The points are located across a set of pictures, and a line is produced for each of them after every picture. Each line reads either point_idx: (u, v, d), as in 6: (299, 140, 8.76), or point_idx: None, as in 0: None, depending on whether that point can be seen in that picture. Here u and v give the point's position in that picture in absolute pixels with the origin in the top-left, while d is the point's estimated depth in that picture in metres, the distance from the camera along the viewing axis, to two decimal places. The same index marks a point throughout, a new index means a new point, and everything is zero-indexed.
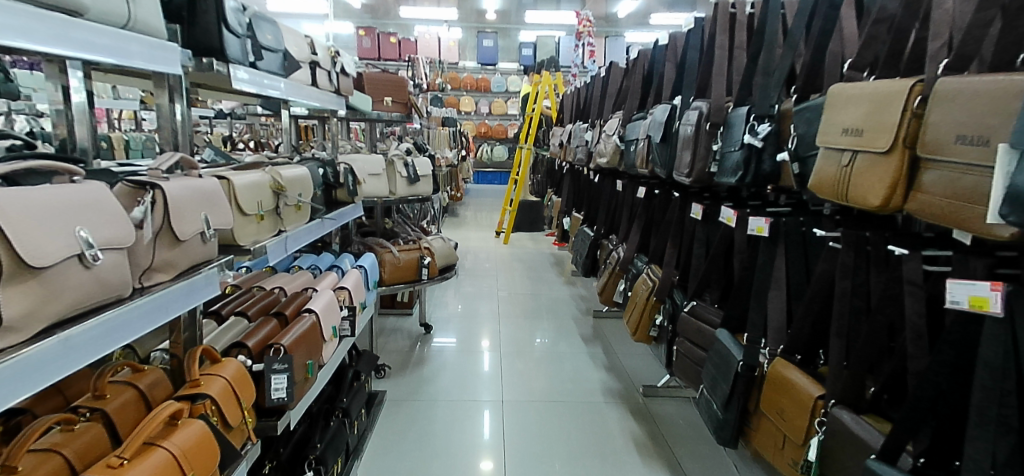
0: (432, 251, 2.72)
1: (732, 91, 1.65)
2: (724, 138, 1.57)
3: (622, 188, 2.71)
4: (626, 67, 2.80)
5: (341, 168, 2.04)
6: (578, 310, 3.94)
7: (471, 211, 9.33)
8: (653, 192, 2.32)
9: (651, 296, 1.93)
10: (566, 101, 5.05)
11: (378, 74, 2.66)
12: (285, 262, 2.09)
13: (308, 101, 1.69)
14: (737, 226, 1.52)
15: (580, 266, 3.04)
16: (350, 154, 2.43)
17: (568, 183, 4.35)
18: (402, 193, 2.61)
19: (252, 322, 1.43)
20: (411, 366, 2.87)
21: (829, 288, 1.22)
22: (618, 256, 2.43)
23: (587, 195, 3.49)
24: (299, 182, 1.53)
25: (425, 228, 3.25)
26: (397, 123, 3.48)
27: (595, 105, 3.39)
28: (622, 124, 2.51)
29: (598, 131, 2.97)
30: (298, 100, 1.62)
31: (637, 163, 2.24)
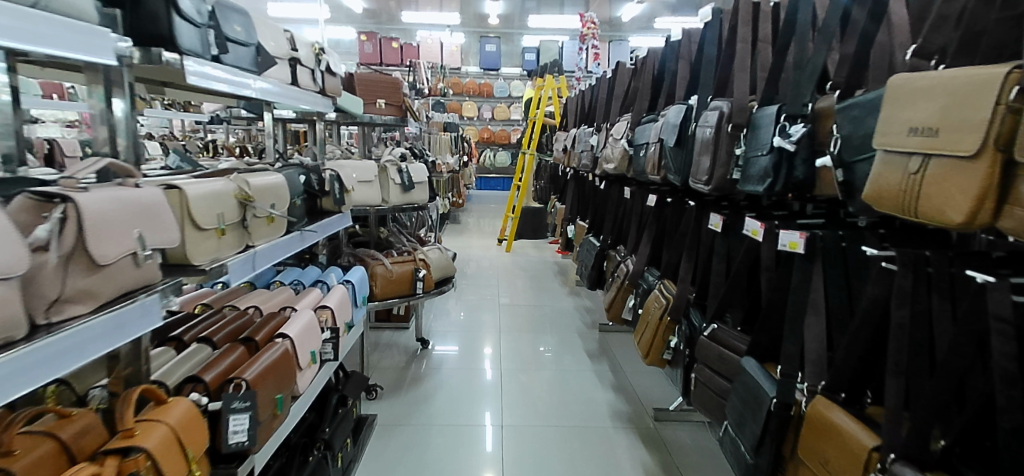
0: (428, 263, 2.55)
1: (756, 89, 1.48)
2: (748, 141, 1.40)
3: (631, 196, 2.54)
4: (634, 67, 2.64)
5: (326, 175, 1.89)
6: (583, 322, 3.75)
7: (472, 218, 9.17)
8: (665, 201, 2.16)
9: (665, 315, 1.75)
10: (569, 105, 4.90)
11: (371, 75, 2.52)
12: (266, 276, 1.94)
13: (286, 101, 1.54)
14: (765, 240, 1.35)
15: (585, 278, 2.86)
16: (339, 160, 2.28)
17: (572, 189, 4.19)
18: (396, 201, 2.46)
19: (216, 350, 1.27)
20: (406, 384, 2.70)
21: (880, 317, 1.04)
22: (627, 269, 2.26)
23: (593, 202, 3.33)
24: (273, 190, 1.37)
25: (422, 238, 3.09)
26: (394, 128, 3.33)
27: (599, 109, 3.24)
28: (630, 127, 2.35)
29: (604, 135, 2.81)
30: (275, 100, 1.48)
31: (647, 169, 2.07)
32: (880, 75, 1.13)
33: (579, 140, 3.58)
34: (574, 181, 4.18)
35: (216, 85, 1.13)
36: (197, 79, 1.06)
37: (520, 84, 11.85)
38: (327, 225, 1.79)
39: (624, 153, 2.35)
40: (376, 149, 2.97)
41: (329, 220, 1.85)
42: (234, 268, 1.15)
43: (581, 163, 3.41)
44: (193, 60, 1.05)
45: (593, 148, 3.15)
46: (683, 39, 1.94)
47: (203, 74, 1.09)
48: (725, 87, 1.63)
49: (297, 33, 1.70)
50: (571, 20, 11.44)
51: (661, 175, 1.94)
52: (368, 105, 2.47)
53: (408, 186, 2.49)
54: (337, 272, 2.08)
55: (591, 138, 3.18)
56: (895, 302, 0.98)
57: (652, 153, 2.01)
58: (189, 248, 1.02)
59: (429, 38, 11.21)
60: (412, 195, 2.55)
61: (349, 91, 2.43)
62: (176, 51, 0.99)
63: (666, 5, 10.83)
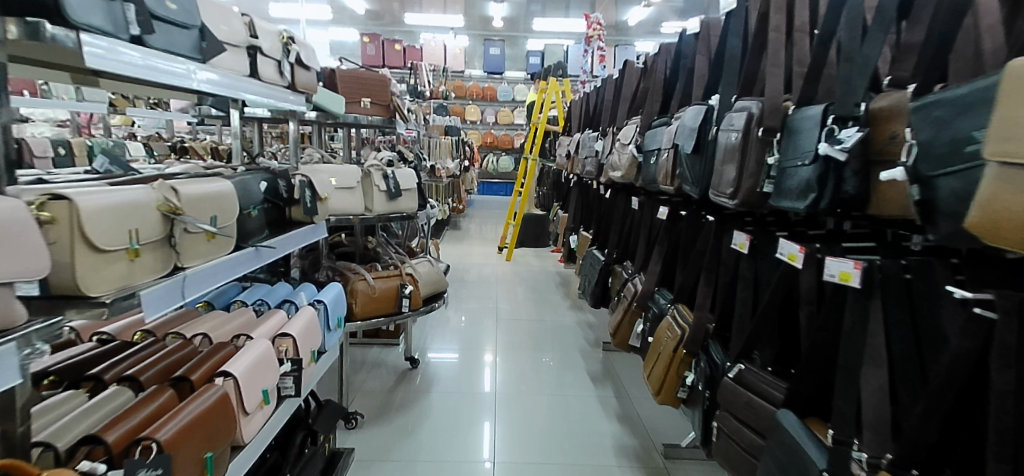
0: (415, 277, 2.33)
1: (792, 87, 1.26)
2: (784, 148, 1.17)
3: (638, 207, 2.32)
4: (643, 66, 2.42)
5: (295, 181, 1.69)
6: (586, 340, 3.51)
7: (473, 224, 8.96)
8: (678, 214, 1.93)
9: (679, 348, 1.52)
10: (573, 108, 4.69)
11: (355, 71, 2.30)
12: (228, 295, 1.73)
13: (235, 93, 1.35)
14: (806, 268, 1.12)
15: (588, 295, 2.63)
16: (317, 164, 2.07)
17: (575, 197, 3.97)
18: (381, 209, 2.24)
19: (139, 394, 1.06)
20: (390, 411, 2.46)
21: (968, 376, 0.80)
22: (635, 289, 2.02)
23: (597, 212, 3.10)
24: (214, 201, 1.16)
25: (413, 249, 2.87)
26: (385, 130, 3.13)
27: (605, 112, 3.03)
28: (639, 131, 2.13)
29: (611, 140, 2.59)
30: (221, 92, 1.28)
31: (658, 178, 1.85)
32: (963, 67, 0.90)
33: (583, 146, 3.36)
34: (578, 188, 3.96)
35: (133, 71, 0.93)
36: (102, 63, 0.85)
37: (524, 88, 11.68)
38: (294, 239, 1.57)
39: (631, 160, 2.12)
40: (364, 152, 2.76)
41: (298, 231, 1.63)
42: (149, 299, 0.92)
43: (585, 170, 3.19)
44: (100, 40, 0.84)
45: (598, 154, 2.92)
46: (700, 32, 1.71)
47: (114, 58, 0.88)
48: (753, 85, 1.40)
49: (260, 21, 1.52)
50: (577, 23, 11.27)
51: (674, 186, 1.72)
52: (350, 104, 2.27)
53: (394, 192, 2.27)
54: (310, 290, 1.87)
55: (596, 143, 2.96)
56: (992, 359, 0.73)
57: (664, 162, 1.79)
58: (83, 275, 0.79)
59: (432, 40, 11.08)
60: (399, 203, 2.32)
61: (331, 88, 2.23)
62: (70, 26, 0.78)
63: (673, 9, 10.65)
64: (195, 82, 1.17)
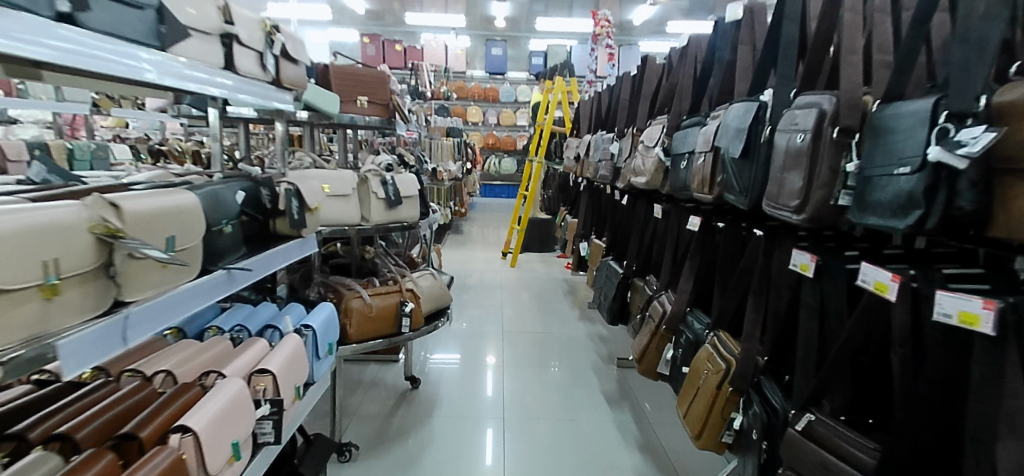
0: (417, 293, 2.11)
1: (874, 80, 1.04)
2: (870, 153, 0.96)
3: (663, 215, 2.10)
4: (667, 61, 2.20)
5: (280, 189, 1.48)
6: (598, 355, 3.29)
7: (476, 227, 8.75)
8: (714, 225, 1.72)
9: (724, 385, 1.30)
10: (582, 108, 4.48)
11: (351, 67, 2.08)
12: (204, 320, 1.52)
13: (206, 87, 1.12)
14: (900, 302, 0.90)
15: (605, 311, 2.42)
16: (309, 170, 1.86)
17: (586, 202, 3.75)
18: (379, 219, 2.02)
19: (74, 458, 0.84)
20: (388, 438, 2.25)
21: None
22: (662, 308, 1.81)
23: (612, 219, 2.90)
24: (172, 217, 0.93)
25: (414, 260, 2.65)
26: (384, 131, 2.92)
27: (620, 112, 2.81)
28: (666, 132, 1.92)
29: (630, 142, 2.38)
30: (189, 86, 1.06)
31: (693, 185, 1.64)
32: None
33: (596, 149, 3.15)
34: (591, 193, 3.75)
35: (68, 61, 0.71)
36: (28, 49, 0.63)
37: (527, 89, 11.49)
38: (276, 257, 1.36)
39: (658, 164, 1.91)
40: (361, 155, 2.55)
41: (281, 248, 1.42)
42: (80, 350, 0.68)
43: (598, 174, 2.97)
44: (19, 22, 0.62)
45: (614, 157, 2.70)
46: (744, 19, 1.50)
47: (42, 43, 0.66)
48: (816, 78, 1.19)
49: (236, 6, 1.30)
50: (581, 23, 11.08)
51: (713, 194, 1.50)
52: (345, 103, 2.05)
53: (394, 200, 2.05)
54: (298, 312, 1.65)
55: (612, 146, 2.74)
56: None
57: (700, 167, 1.58)
58: None
59: (433, 40, 10.89)
60: (399, 211, 2.11)
61: (324, 85, 2.01)
62: None
63: (679, 9, 10.47)
64: (154, 74, 0.95)
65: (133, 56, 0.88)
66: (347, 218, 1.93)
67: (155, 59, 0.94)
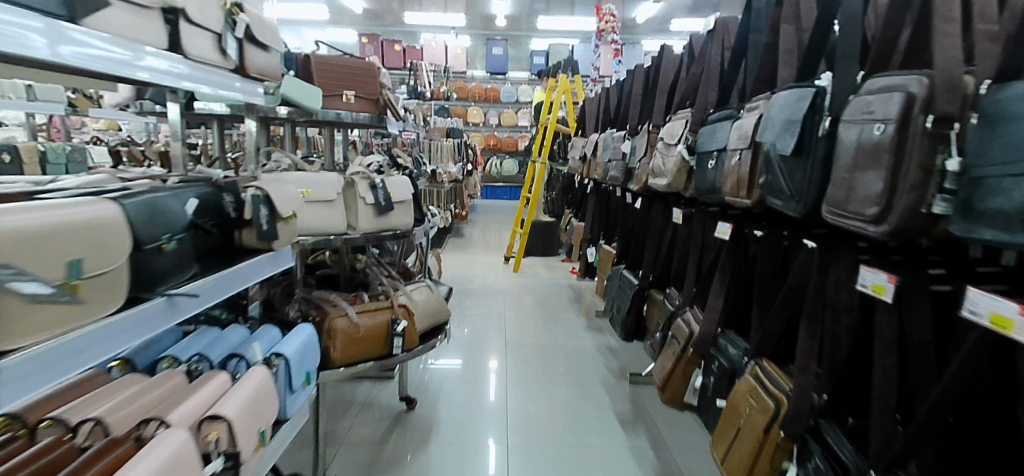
0: (411, 310, 1.89)
1: (975, 55, 0.83)
2: (978, 146, 0.73)
3: (685, 221, 1.89)
4: (687, 50, 1.99)
5: (246, 195, 1.26)
6: (608, 369, 3.07)
7: (477, 230, 8.52)
8: (749, 233, 1.50)
9: (774, 428, 1.08)
10: (588, 106, 4.27)
11: (335, 58, 1.87)
12: (160, 347, 1.31)
13: (139, 75, 0.87)
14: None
15: (618, 326, 2.21)
16: (287, 173, 1.65)
17: (593, 204, 3.54)
18: (367, 227, 1.81)
19: None
20: (380, 469, 2.03)
21: None
22: (687, 327, 1.60)
23: (623, 224, 2.69)
24: (75, 234, 0.69)
25: (409, 270, 2.44)
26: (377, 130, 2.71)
27: (632, 107, 2.60)
28: (690, 128, 1.70)
29: (644, 140, 2.16)
30: (121, 74, 0.81)
31: (725, 188, 1.42)
32: None
33: (604, 150, 2.93)
34: (600, 195, 3.53)
35: None
36: None
37: (528, 89, 11.28)
38: (239, 275, 1.15)
39: (680, 164, 1.69)
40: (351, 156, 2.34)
41: (247, 263, 1.21)
42: None
43: (608, 175, 2.76)
44: None
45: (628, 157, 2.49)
46: None
47: None
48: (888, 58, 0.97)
49: None
50: (583, 21, 10.87)
51: (752, 198, 1.29)
52: (328, 99, 1.84)
53: (385, 206, 1.84)
54: (271, 336, 1.43)
55: (623, 145, 2.53)
56: None
57: (736, 167, 1.36)
58: None
59: (433, 40, 10.68)
60: (390, 218, 1.89)
61: (304, 78, 1.80)
62: None
63: (683, 6, 10.30)
64: (80, 56, 0.70)
65: (63, 34, 0.66)
66: (330, 227, 1.71)
67: (81, 37, 0.70)
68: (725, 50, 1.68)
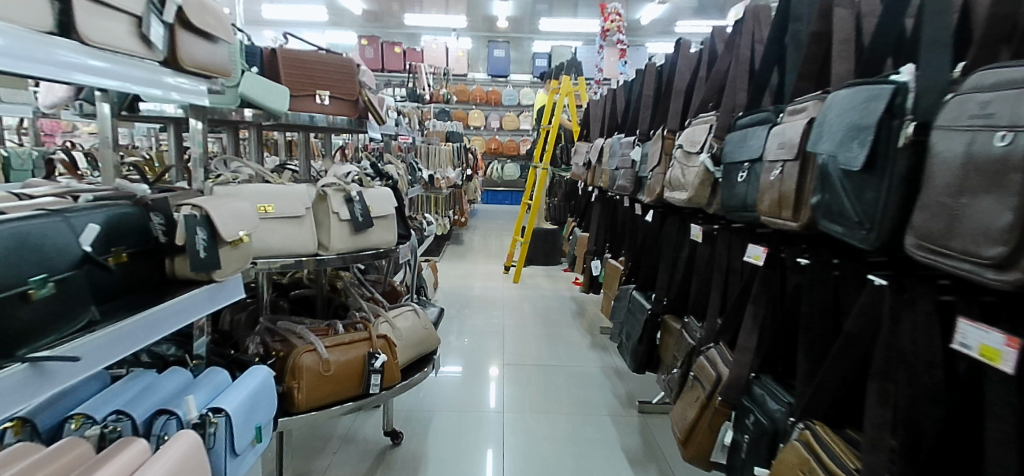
0: (391, 341, 1.66)
1: None
2: None
3: (705, 240, 1.68)
4: (707, 47, 1.77)
5: (179, 216, 1.03)
6: (615, 394, 2.83)
7: (476, 237, 8.29)
8: (789, 260, 1.27)
9: None
10: (592, 109, 4.05)
11: (307, 53, 1.63)
12: (71, 402, 1.05)
13: (49, 73, 0.66)
14: None
15: (627, 354, 1.98)
16: (247, 185, 1.43)
17: (598, 214, 3.32)
18: (341, 247, 1.58)
19: None
20: None
21: None
22: (710, 365, 1.36)
23: (632, 238, 2.47)
24: None
25: (396, 289, 2.22)
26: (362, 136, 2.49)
27: (642, 111, 2.36)
28: (714, 135, 1.47)
29: (657, 147, 1.93)
30: (25, 73, 0.60)
31: (761, 206, 1.19)
32: None
33: (611, 157, 2.69)
34: (607, 205, 3.30)
35: None
36: None
37: (530, 91, 11.07)
38: (160, 319, 0.91)
39: (703, 176, 1.45)
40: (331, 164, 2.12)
41: (175, 302, 0.97)
42: None
43: (616, 184, 2.52)
44: None
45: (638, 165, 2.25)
46: None
47: None
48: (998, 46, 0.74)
49: None
50: (586, 24, 10.71)
51: (800, 222, 1.05)
52: (298, 100, 1.60)
53: (362, 222, 1.61)
54: (217, 384, 1.19)
55: (633, 152, 2.29)
56: None
57: (777, 182, 1.12)
58: None
59: (433, 42, 10.49)
60: (369, 235, 1.66)
61: (269, 76, 1.56)
62: None
63: (687, 9, 10.12)
64: None
65: None
66: (297, 247, 1.48)
67: None
68: (756, 45, 1.45)
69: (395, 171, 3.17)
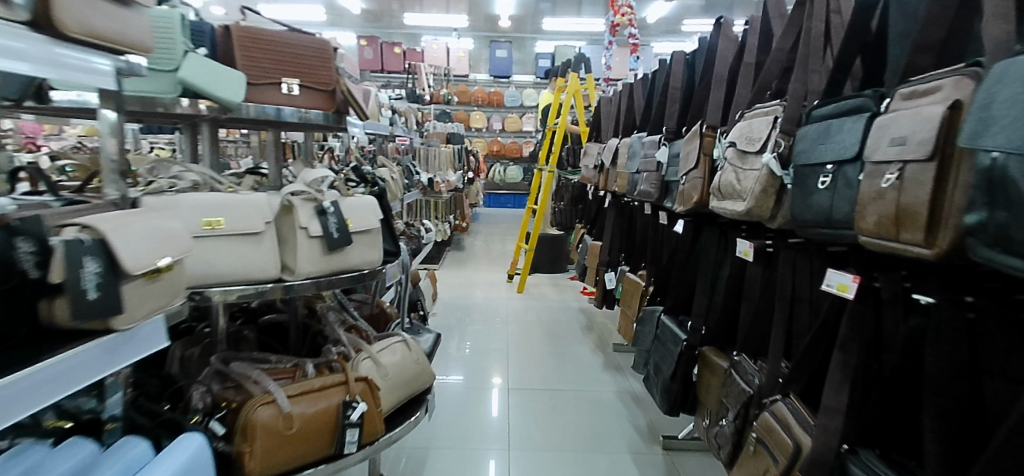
0: (374, 385, 1.34)
1: None
2: None
3: (758, 260, 1.37)
4: (755, 26, 1.48)
5: (56, 241, 0.68)
6: (635, 425, 2.51)
7: (478, 242, 7.97)
8: (890, 292, 0.96)
9: None
10: (603, 107, 3.76)
11: (269, 31, 1.31)
12: None
13: None
14: None
15: (658, 392, 1.67)
16: (190, 195, 1.13)
17: (612, 222, 3.02)
18: (312, 270, 1.27)
19: None
20: None
21: None
22: (781, 427, 1.05)
23: (656, 251, 2.17)
24: None
25: (386, 312, 1.92)
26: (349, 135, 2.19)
27: (669, 105, 2.05)
28: (779, 130, 1.16)
29: (693, 147, 1.63)
30: None
31: (863, 223, 0.89)
32: None
33: (631, 159, 2.38)
34: (624, 212, 2.99)
35: None
36: None
37: (533, 92, 10.78)
38: (41, 382, 0.61)
39: (767, 182, 1.14)
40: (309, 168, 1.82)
41: (60, 359, 0.66)
42: None
43: (638, 190, 2.21)
44: None
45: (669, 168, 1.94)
46: None
47: None
48: None
49: None
50: (591, 23, 10.45)
51: (939, 248, 0.73)
52: (249, 67, 1.27)
53: (339, 239, 1.30)
54: (133, 458, 0.90)
55: (660, 152, 1.98)
56: None
57: (893, 190, 0.81)
58: None
59: (434, 41, 10.23)
60: (348, 254, 1.35)
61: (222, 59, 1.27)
62: None
63: (694, 8, 9.84)
64: None
65: None
66: (254, 271, 1.17)
67: None
68: (831, 16, 1.15)
69: (388, 174, 2.86)
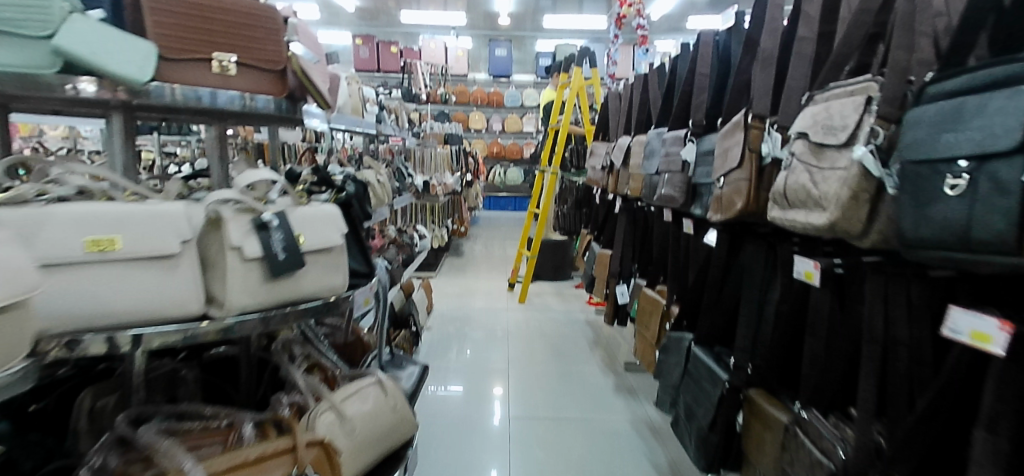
0: (330, 450, 1.02)
1: None
2: None
3: (826, 285, 1.07)
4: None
5: None
6: (653, 462, 2.19)
7: (477, 247, 7.68)
8: None
9: None
10: (610, 103, 3.46)
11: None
12: None
13: None
14: None
15: (694, 444, 1.36)
16: (69, 203, 0.83)
17: (625, 229, 2.73)
18: (250, 302, 0.96)
19: None
20: None
21: None
22: None
23: (682, 265, 1.88)
24: None
25: (365, 340, 1.63)
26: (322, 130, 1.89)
27: (697, 94, 1.74)
28: (871, 114, 0.85)
29: (735, 142, 1.33)
30: None
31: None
32: None
33: (649, 158, 2.08)
34: (636, 218, 2.69)
35: None
36: None
37: (533, 92, 10.50)
38: None
39: (859, 185, 0.83)
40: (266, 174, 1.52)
41: None
42: None
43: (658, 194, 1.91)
44: None
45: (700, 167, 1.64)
46: None
47: None
48: None
49: None
50: (592, 21, 10.19)
51: None
52: (161, 37, 0.95)
53: (287, 261, 0.99)
54: None
55: (688, 150, 1.68)
56: None
57: None
58: None
59: (432, 40, 9.98)
60: (301, 280, 1.04)
61: (132, 26, 0.96)
62: None
63: (699, 5, 9.58)
64: None
65: None
66: (166, 307, 0.86)
67: None
68: None
69: (373, 177, 2.57)
